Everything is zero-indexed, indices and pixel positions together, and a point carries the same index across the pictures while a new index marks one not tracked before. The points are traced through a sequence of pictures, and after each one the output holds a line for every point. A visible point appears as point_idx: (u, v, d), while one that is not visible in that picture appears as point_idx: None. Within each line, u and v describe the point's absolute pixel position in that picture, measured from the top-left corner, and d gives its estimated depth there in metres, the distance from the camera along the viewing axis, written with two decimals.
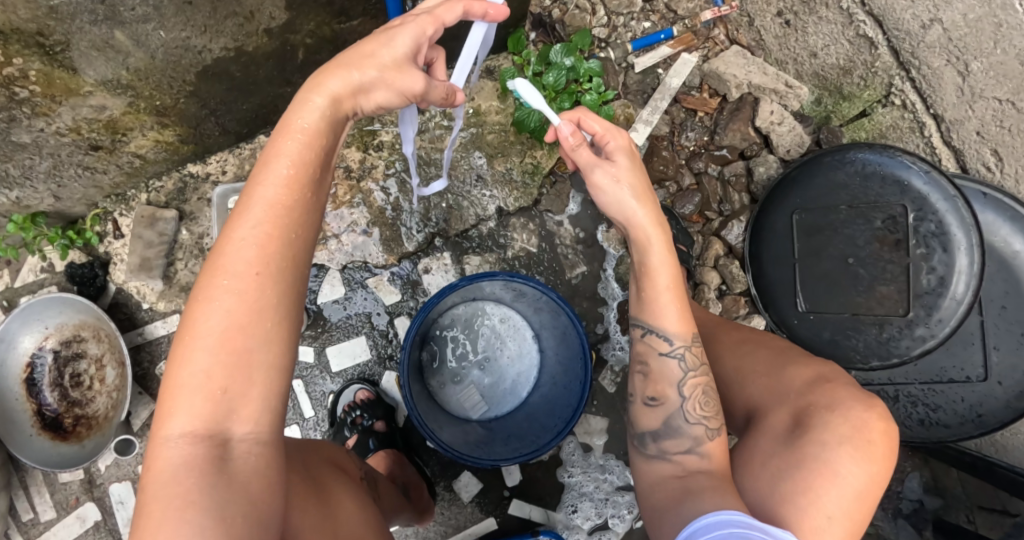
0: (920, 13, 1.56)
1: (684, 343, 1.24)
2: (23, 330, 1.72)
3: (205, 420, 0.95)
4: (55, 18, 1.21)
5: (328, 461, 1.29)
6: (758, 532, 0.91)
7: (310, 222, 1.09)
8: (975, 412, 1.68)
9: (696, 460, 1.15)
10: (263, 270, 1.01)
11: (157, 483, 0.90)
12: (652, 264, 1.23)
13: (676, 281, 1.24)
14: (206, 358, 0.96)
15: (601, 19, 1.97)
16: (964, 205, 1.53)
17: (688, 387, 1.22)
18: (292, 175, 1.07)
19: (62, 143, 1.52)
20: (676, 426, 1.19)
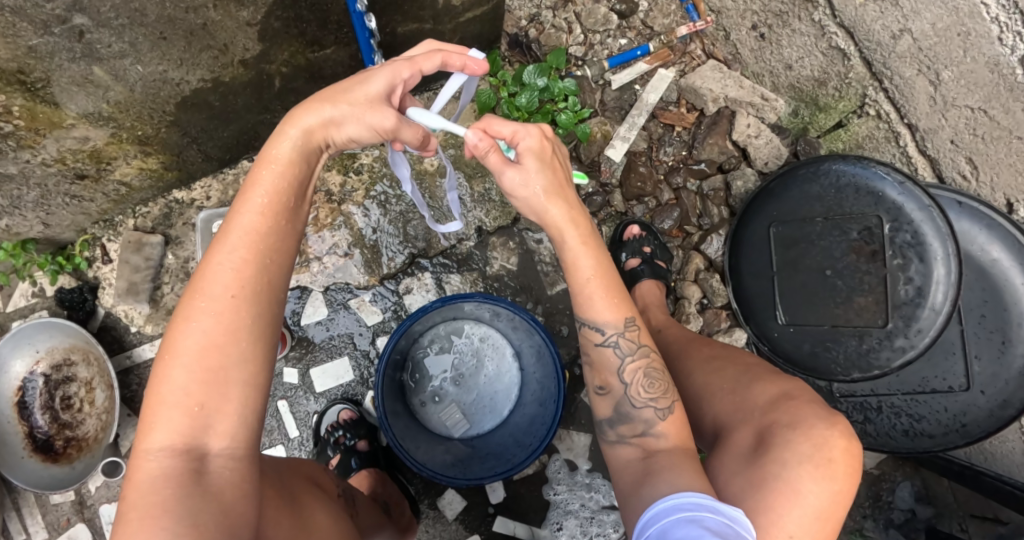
0: (890, 23, 1.57)
1: (616, 330, 1.25)
2: (14, 354, 1.76)
3: (184, 434, 0.97)
4: (35, 57, 1.26)
5: (305, 477, 1.29)
6: (710, 512, 0.92)
7: (287, 247, 1.12)
8: (959, 422, 1.67)
9: (653, 441, 1.17)
10: (240, 292, 1.04)
11: (135, 494, 0.93)
12: (570, 253, 1.22)
13: (602, 269, 1.22)
14: (184, 375, 0.98)
15: (577, 37, 2.01)
16: (939, 215, 1.52)
17: (630, 373, 1.25)
18: (268, 203, 1.10)
19: (48, 174, 1.56)
20: (624, 412, 1.22)
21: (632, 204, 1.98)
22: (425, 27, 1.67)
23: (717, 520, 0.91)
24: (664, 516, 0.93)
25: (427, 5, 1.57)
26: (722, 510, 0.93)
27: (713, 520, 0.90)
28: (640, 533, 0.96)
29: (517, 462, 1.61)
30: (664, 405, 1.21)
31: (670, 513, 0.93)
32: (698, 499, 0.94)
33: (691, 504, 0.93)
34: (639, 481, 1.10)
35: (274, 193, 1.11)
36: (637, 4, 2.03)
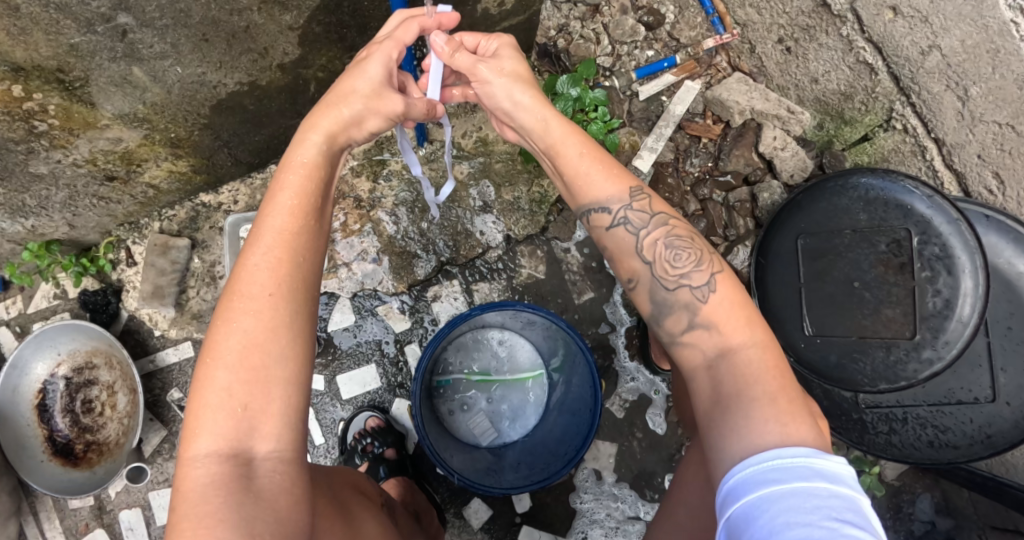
0: (919, 39, 1.60)
1: (622, 203, 1.24)
2: (35, 357, 1.74)
3: (229, 438, 0.96)
4: (76, 55, 1.25)
5: (351, 484, 1.30)
6: (822, 481, 0.85)
7: (318, 244, 1.11)
8: (984, 433, 1.63)
9: (706, 333, 1.13)
10: (277, 291, 1.03)
11: (187, 503, 0.92)
12: (557, 141, 1.25)
13: (589, 150, 1.24)
14: (226, 376, 0.97)
15: (605, 48, 2.04)
16: (967, 228, 1.54)
17: (650, 250, 1.22)
18: (297, 202, 1.10)
19: (78, 174, 1.55)
20: (661, 300, 1.20)
21: None
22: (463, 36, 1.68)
23: (771, 522, 0.82)
24: (729, 504, 0.91)
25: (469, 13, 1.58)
26: (788, 511, 0.82)
27: (758, 526, 0.83)
28: (736, 481, 0.93)
29: (552, 473, 1.65)
30: (700, 282, 1.16)
31: (733, 502, 0.91)
32: (768, 494, 0.86)
33: (751, 503, 0.87)
34: (708, 414, 1.07)
35: (302, 192, 1.11)
36: (663, 16, 2.06)
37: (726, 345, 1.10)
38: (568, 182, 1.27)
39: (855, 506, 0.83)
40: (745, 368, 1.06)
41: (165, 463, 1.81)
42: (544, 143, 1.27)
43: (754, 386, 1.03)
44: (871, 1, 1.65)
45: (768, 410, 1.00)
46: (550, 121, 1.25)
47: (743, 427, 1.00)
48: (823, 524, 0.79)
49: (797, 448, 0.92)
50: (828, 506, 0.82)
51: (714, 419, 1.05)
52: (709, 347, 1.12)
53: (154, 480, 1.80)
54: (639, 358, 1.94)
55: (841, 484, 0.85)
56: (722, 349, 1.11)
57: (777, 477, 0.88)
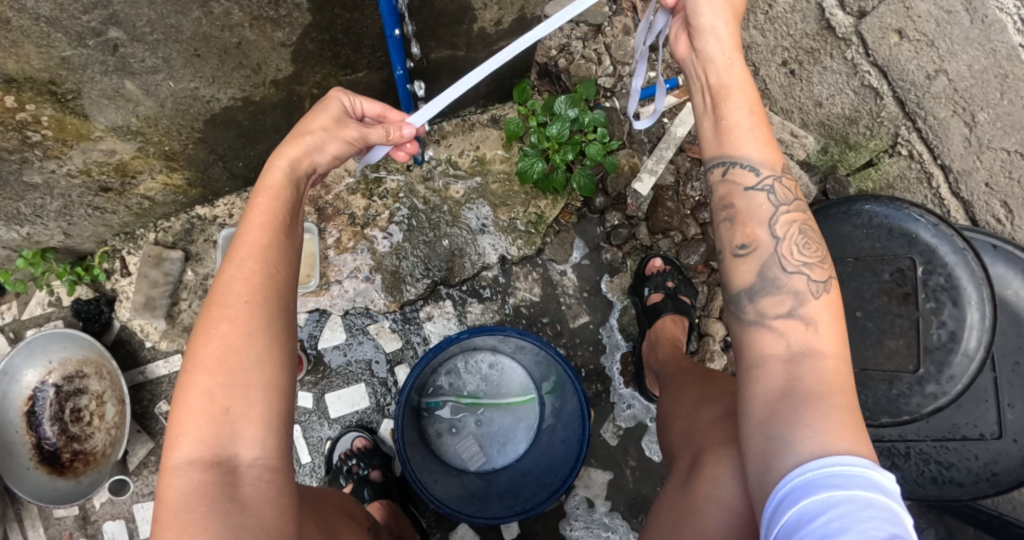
0: (925, 64, 1.56)
1: (773, 173, 1.10)
2: (27, 364, 1.74)
3: (210, 443, 0.93)
4: (67, 68, 1.26)
5: (335, 506, 1.26)
6: (881, 495, 0.82)
7: (290, 260, 1.11)
8: (989, 471, 1.55)
9: (800, 328, 1.02)
10: (252, 299, 1.02)
11: (170, 514, 0.89)
12: (735, 82, 1.13)
13: (755, 108, 1.12)
14: (205, 382, 0.96)
15: (606, 69, 2.02)
16: (974, 258, 1.49)
17: (784, 227, 1.08)
18: (265, 220, 1.10)
19: (73, 185, 1.55)
20: (771, 277, 1.06)
21: (658, 238, 1.95)
22: (458, 55, 1.67)
23: (824, 527, 0.80)
24: (782, 506, 0.88)
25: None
26: (843, 517, 0.80)
27: (810, 530, 0.81)
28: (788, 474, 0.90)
29: (535, 504, 1.61)
30: (819, 278, 1.05)
31: (787, 504, 0.87)
32: (825, 499, 0.83)
33: (805, 507, 0.84)
34: (772, 408, 0.97)
35: (268, 214, 1.11)
36: None
37: (814, 346, 1.00)
38: (721, 128, 1.13)
39: (908, 522, 0.80)
40: (830, 374, 0.98)
41: (150, 475, 1.80)
42: (715, 82, 1.14)
43: (836, 393, 0.96)
44: (876, 24, 1.62)
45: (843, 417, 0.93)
46: (736, 64, 1.14)
47: (816, 425, 0.92)
48: (877, 533, 0.77)
49: (859, 458, 0.88)
50: (883, 517, 0.79)
51: (782, 412, 0.96)
52: (797, 340, 1.01)
53: (138, 492, 1.78)
54: (634, 385, 1.89)
55: (896, 500, 0.82)
56: (810, 347, 1.00)
57: (836, 483, 0.84)
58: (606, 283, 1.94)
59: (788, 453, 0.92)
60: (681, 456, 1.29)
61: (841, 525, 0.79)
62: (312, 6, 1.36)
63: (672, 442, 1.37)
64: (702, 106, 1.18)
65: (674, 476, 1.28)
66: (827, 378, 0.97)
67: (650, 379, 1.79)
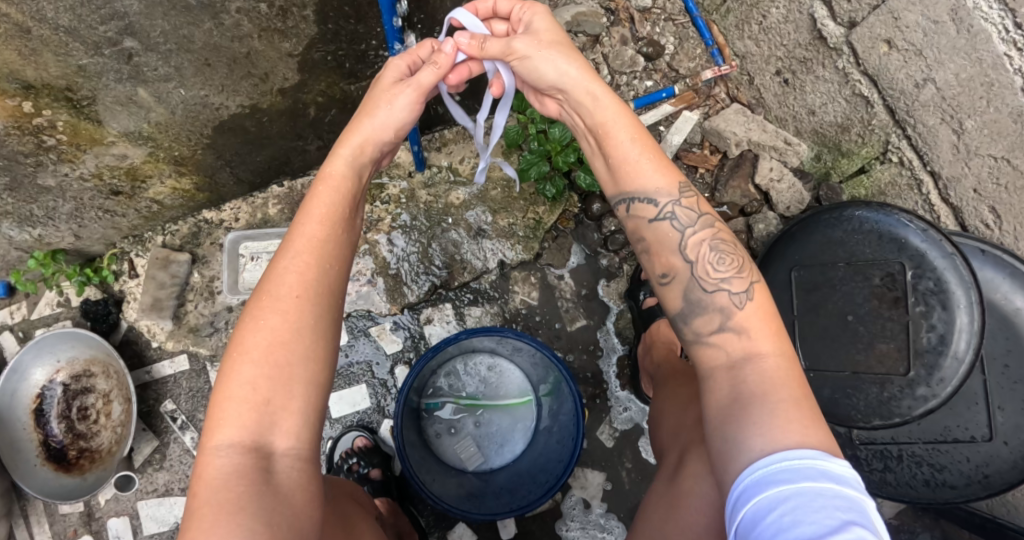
0: (914, 72, 1.60)
1: (671, 198, 1.21)
2: (36, 362, 1.79)
3: (250, 429, 0.97)
4: (83, 76, 1.31)
5: (347, 494, 1.30)
6: (833, 485, 0.85)
7: (344, 254, 1.14)
8: (981, 473, 1.57)
9: (733, 338, 1.11)
10: (303, 293, 1.05)
11: (208, 492, 0.92)
12: (607, 116, 1.21)
13: (641, 135, 1.21)
14: (252, 370, 0.99)
15: (604, 78, 2.07)
16: (962, 263, 1.51)
17: (693, 250, 1.19)
18: (325, 213, 1.13)
19: (85, 188, 1.61)
20: (696, 300, 1.16)
21: None
22: None
23: (777, 521, 0.83)
24: (738, 506, 0.92)
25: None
26: (794, 510, 0.83)
27: (765, 525, 0.84)
28: (747, 475, 0.94)
29: (531, 501, 1.64)
30: (739, 289, 1.14)
31: (742, 504, 0.91)
32: (776, 494, 0.87)
33: (760, 504, 0.88)
34: (724, 413, 1.05)
35: (328, 204, 1.14)
36: (663, 47, 2.08)
37: (753, 350, 1.09)
38: (613, 166, 1.24)
39: (861, 506, 0.83)
40: (771, 372, 1.05)
41: (154, 473, 1.83)
42: (591, 121, 1.24)
43: (780, 389, 1.02)
44: (866, 35, 1.66)
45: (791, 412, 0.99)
46: (599, 95, 1.21)
47: (764, 422, 0.99)
48: (828, 521, 0.80)
49: (805, 449, 0.92)
50: (834, 504, 0.82)
51: (733, 416, 1.03)
52: (735, 349, 1.11)
53: (142, 490, 1.82)
54: (630, 388, 1.91)
55: (846, 485, 0.86)
56: (750, 352, 1.09)
57: (785, 478, 0.88)
58: (602, 287, 1.97)
59: (742, 452, 0.98)
60: (670, 454, 1.34)
61: (795, 516, 0.82)
62: (317, 17, 1.46)
63: (663, 438, 1.42)
64: (591, 142, 1.29)
65: (662, 474, 1.33)
66: (769, 376, 1.05)
67: (646, 383, 1.80)
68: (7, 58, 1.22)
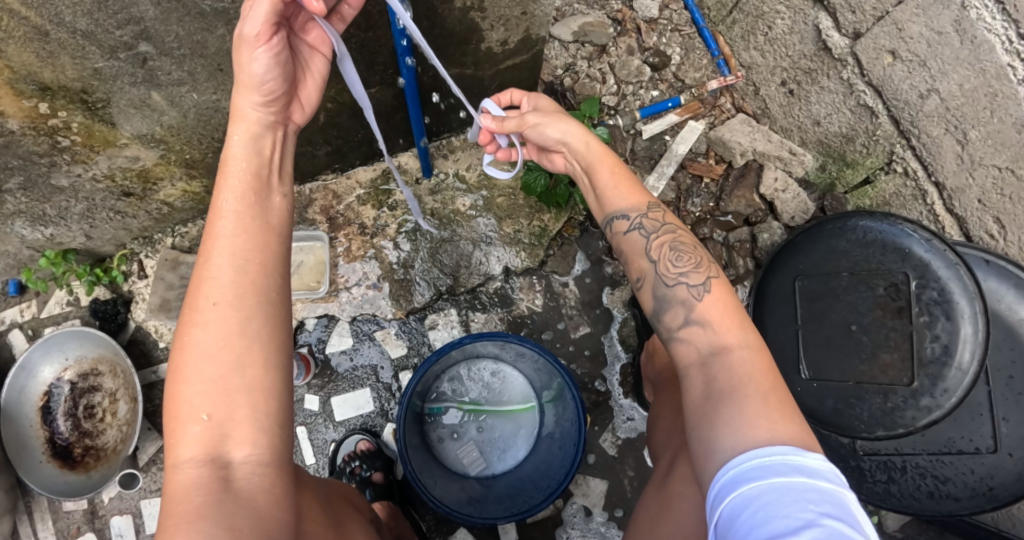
0: (918, 83, 1.61)
1: (639, 212, 1.28)
2: (44, 360, 1.81)
3: (204, 444, 0.98)
4: (99, 79, 1.33)
5: (343, 497, 1.31)
6: (805, 478, 0.86)
7: (263, 245, 1.11)
8: (985, 485, 1.56)
9: (698, 330, 1.13)
10: (222, 300, 1.04)
11: (172, 508, 0.94)
12: (594, 158, 1.30)
13: (619, 162, 1.31)
14: (193, 389, 1.00)
15: (611, 87, 2.08)
16: (966, 273, 1.51)
17: (657, 251, 1.24)
18: (234, 212, 1.10)
19: (97, 189, 1.64)
20: (661, 296, 1.21)
21: None
22: (466, 72, 1.74)
23: (752, 517, 0.84)
24: (713, 506, 0.92)
25: (461, 19, 1.51)
26: (767, 506, 0.83)
27: (741, 522, 0.85)
28: (721, 474, 0.95)
29: (531, 506, 1.64)
30: (697, 281, 1.18)
31: (718, 504, 0.91)
32: (749, 491, 0.88)
33: (735, 502, 0.88)
34: (698, 411, 1.05)
35: (232, 201, 1.11)
36: (669, 57, 2.11)
37: (720, 344, 1.10)
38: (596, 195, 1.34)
39: (834, 499, 0.83)
40: (739, 366, 1.06)
41: (159, 472, 1.85)
42: (582, 163, 1.33)
43: (747, 383, 1.02)
44: (871, 46, 1.67)
45: (758, 407, 0.99)
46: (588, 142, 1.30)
47: (733, 418, 0.99)
48: (801, 515, 0.80)
49: (780, 445, 0.92)
50: (806, 498, 0.83)
51: (705, 413, 1.03)
52: (704, 344, 1.12)
53: (146, 488, 1.83)
54: (634, 396, 1.91)
55: (820, 479, 0.86)
56: (718, 345, 1.10)
57: (757, 475, 0.89)
58: (607, 295, 1.97)
59: (717, 450, 0.98)
60: (663, 456, 1.36)
61: (766, 512, 0.83)
62: None
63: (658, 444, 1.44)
64: (585, 182, 1.37)
65: (654, 476, 1.35)
66: (737, 371, 1.05)
67: (647, 389, 1.79)
68: (25, 60, 1.25)
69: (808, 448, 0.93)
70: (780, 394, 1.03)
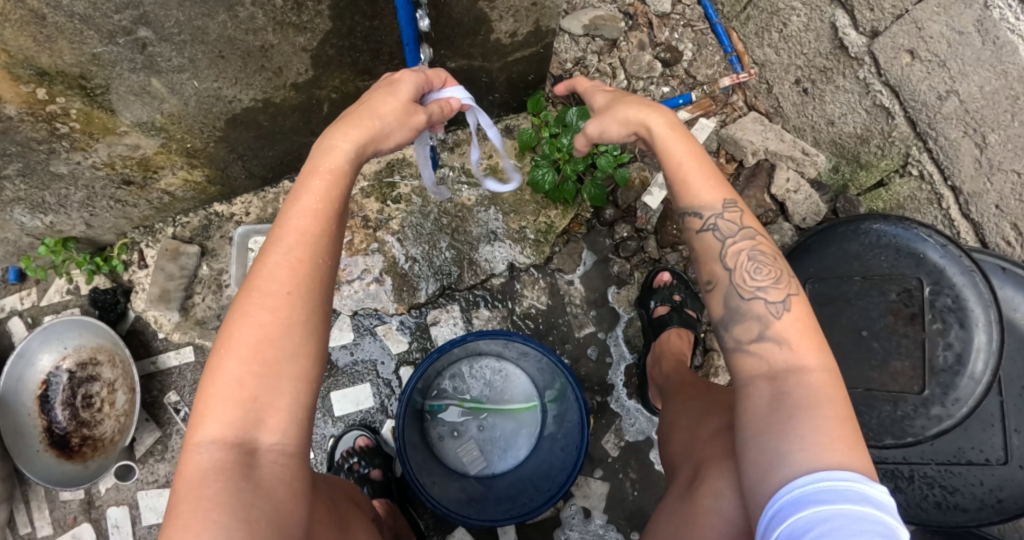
0: (936, 84, 1.57)
1: (714, 212, 1.18)
2: (43, 348, 1.80)
3: (234, 426, 0.96)
4: (97, 64, 1.30)
5: (345, 494, 1.30)
6: (872, 508, 0.83)
7: (337, 247, 1.11)
8: (994, 497, 1.53)
9: (778, 350, 1.06)
10: (294, 290, 1.02)
11: (187, 487, 0.91)
12: (660, 140, 1.20)
13: (694, 153, 1.19)
14: (238, 368, 0.97)
15: (621, 83, 2.04)
16: (982, 280, 1.47)
17: (732, 259, 1.16)
18: (319, 206, 1.08)
19: (97, 177, 1.61)
20: (734, 307, 1.14)
21: (667, 251, 1.95)
22: (474, 64, 1.70)
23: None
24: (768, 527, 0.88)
25: (468, 9, 1.47)
26: (834, 531, 0.80)
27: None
28: (780, 493, 0.91)
29: (532, 509, 1.62)
30: (776, 298, 1.10)
31: (775, 525, 0.87)
32: (813, 514, 0.84)
33: (797, 524, 0.84)
34: (761, 423, 0.99)
35: (327, 196, 1.09)
36: (681, 53, 2.06)
37: (796, 362, 1.03)
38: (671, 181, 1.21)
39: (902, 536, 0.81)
40: (817, 386, 1.00)
41: (156, 464, 1.83)
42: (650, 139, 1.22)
43: (825, 405, 0.97)
44: (889, 45, 1.63)
45: (836, 429, 0.94)
46: (654, 124, 1.20)
47: (807, 437, 0.94)
48: None
49: (846, 471, 0.89)
50: (875, 529, 0.80)
51: (770, 426, 0.97)
52: (779, 360, 1.05)
53: (143, 480, 1.82)
54: (638, 397, 1.89)
55: (887, 512, 0.83)
56: (793, 365, 1.03)
57: (823, 499, 0.85)
58: (613, 293, 1.94)
59: (778, 465, 0.94)
60: (685, 467, 1.29)
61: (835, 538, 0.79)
62: (333, 13, 1.38)
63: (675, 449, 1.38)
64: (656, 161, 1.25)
65: (676, 487, 1.29)
66: (815, 390, 0.99)
67: (654, 393, 1.76)
68: (22, 45, 1.22)
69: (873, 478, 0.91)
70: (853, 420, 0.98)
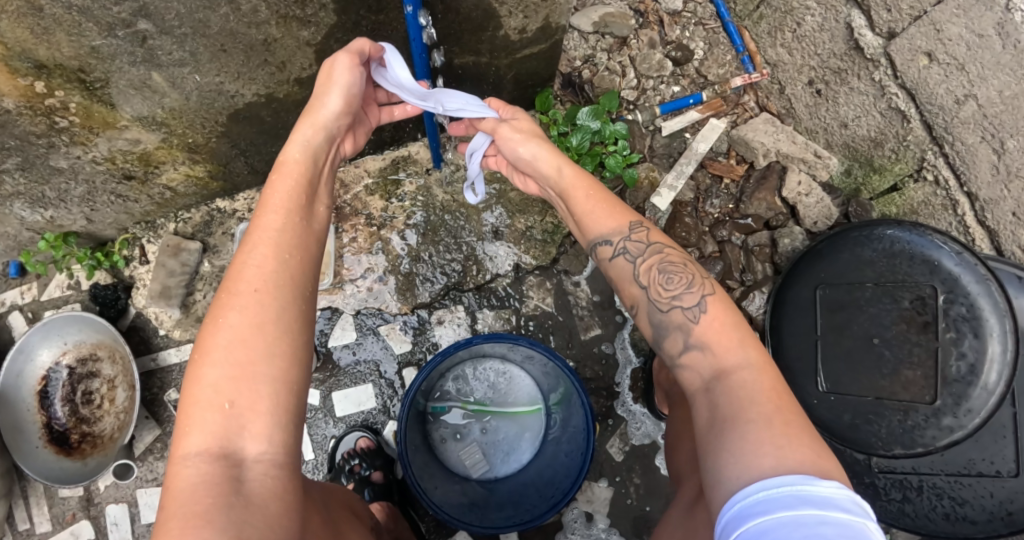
0: (954, 88, 1.53)
1: (622, 235, 1.26)
2: (42, 344, 1.78)
3: (218, 436, 0.94)
4: (96, 57, 1.28)
5: (346, 504, 1.28)
6: (814, 510, 0.80)
7: (305, 242, 1.15)
8: (1004, 510, 1.50)
9: (698, 356, 1.10)
10: (263, 288, 1.04)
11: (175, 503, 0.89)
12: (568, 184, 1.34)
13: (597, 190, 1.32)
14: (215, 373, 0.97)
15: (630, 81, 2.00)
16: (997, 289, 1.44)
17: (646, 276, 1.22)
18: (282, 203, 1.16)
19: (97, 171, 1.59)
20: (658, 323, 1.18)
21: None
22: (482, 60, 1.67)
23: None
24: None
25: (477, 5, 1.44)
26: None
27: None
28: (728, 507, 0.90)
29: (535, 516, 1.60)
30: (691, 303, 1.14)
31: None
32: (756, 527, 0.82)
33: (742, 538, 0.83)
34: (704, 439, 1.01)
35: (287, 202, 1.16)
36: (692, 52, 2.03)
37: (721, 368, 1.06)
38: (580, 220, 1.34)
39: (850, 531, 0.78)
40: (741, 389, 1.02)
41: (155, 462, 1.81)
42: (557, 189, 1.38)
43: (751, 408, 0.98)
44: (906, 46, 1.60)
45: (765, 431, 0.94)
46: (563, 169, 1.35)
47: (739, 446, 0.94)
48: None
49: (788, 474, 0.87)
50: (817, 533, 0.77)
51: (711, 441, 0.99)
52: (705, 370, 1.09)
53: (141, 478, 1.80)
54: (644, 402, 1.86)
55: (832, 510, 0.80)
56: (717, 371, 1.07)
57: (764, 509, 0.84)
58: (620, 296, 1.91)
59: (720, 480, 0.94)
60: (689, 480, 1.26)
61: None
62: (337, 7, 1.35)
63: (680, 466, 1.36)
64: (563, 207, 1.41)
65: (681, 499, 1.26)
66: (740, 393, 1.01)
67: (660, 397, 1.74)
68: (19, 36, 1.19)
69: (823, 474, 0.87)
70: (792, 416, 0.97)
